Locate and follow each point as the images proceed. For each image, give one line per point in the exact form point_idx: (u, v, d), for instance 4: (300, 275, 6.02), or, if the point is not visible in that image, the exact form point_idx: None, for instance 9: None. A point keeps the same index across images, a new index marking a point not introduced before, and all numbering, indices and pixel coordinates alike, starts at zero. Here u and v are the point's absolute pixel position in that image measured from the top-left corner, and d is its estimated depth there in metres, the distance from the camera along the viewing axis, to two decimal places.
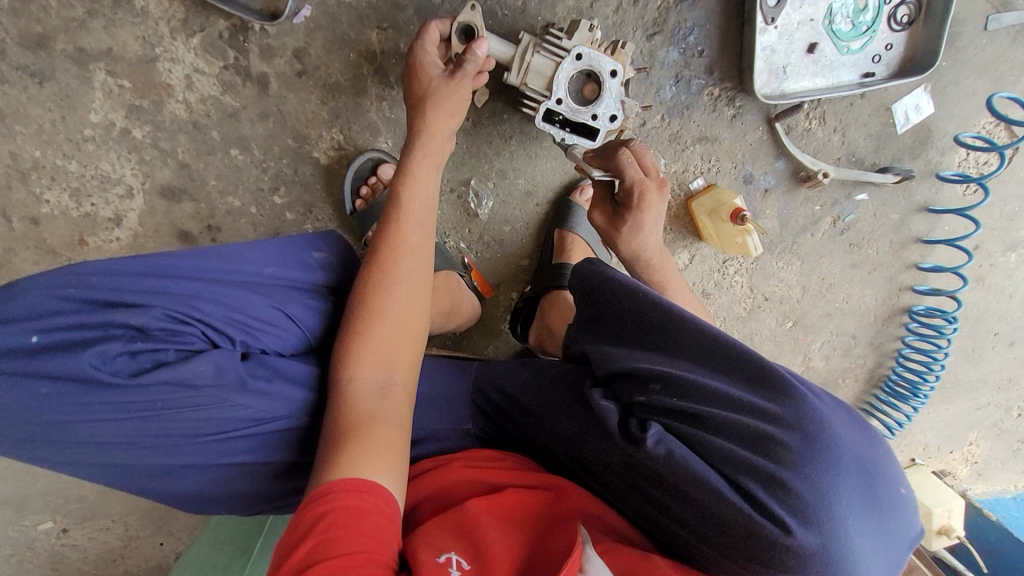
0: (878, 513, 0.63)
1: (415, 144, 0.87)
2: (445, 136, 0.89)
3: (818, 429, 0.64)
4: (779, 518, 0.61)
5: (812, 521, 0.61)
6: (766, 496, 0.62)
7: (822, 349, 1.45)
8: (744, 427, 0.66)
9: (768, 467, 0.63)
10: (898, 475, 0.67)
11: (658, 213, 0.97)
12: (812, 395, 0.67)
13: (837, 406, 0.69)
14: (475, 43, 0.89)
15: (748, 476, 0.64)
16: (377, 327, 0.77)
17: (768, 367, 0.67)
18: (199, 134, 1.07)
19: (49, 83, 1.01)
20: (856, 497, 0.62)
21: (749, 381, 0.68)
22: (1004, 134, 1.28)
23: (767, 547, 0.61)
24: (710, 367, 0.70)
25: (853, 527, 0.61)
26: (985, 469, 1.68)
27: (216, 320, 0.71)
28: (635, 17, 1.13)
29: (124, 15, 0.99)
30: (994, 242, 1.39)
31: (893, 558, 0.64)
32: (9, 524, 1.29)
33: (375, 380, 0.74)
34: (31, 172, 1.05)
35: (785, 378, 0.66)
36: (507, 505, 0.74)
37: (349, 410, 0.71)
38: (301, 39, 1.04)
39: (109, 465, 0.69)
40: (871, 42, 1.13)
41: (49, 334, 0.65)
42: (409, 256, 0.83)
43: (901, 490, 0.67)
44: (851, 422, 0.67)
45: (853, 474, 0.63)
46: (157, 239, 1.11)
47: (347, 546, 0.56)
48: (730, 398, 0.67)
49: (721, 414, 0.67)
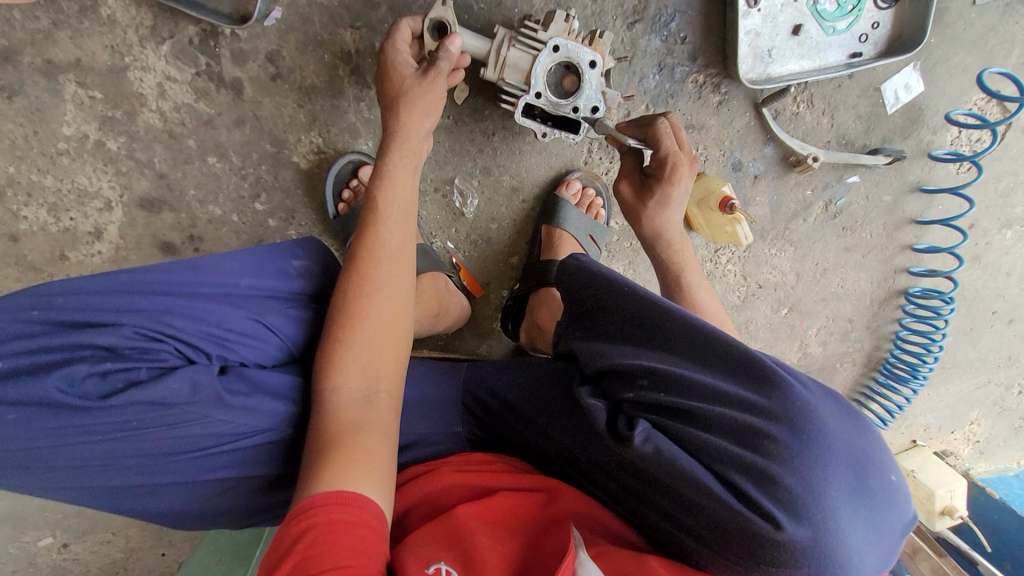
0: (869, 503, 0.62)
1: (390, 146, 0.86)
2: (421, 136, 0.88)
3: (806, 421, 0.62)
4: (769, 514, 0.60)
5: (802, 515, 0.59)
6: (755, 492, 0.61)
7: (818, 335, 1.44)
8: (731, 422, 0.64)
9: (757, 462, 0.62)
10: (888, 461, 0.66)
11: (684, 191, 0.95)
12: (801, 386, 0.65)
13: (826, 394, 0.67)
14: (448, 39, 0.88)
15: (737, 472, 0.62)
16: (360, 334, 0.76)
17: (755, 358, 0.65)
18: (174, 143, 1.05)
19: (18, 98, 0.99)
20: (846, 487, 0.61)
21: (735, 374, 0.66)
22: (996, 109, 1.26)
23: (757, 542, 0.60)
24: (696, 360, 0.68)
25: (844, 519, 0.60)
26: (987, 448, 1.67)
27: (190, 336, 0.70)
28: (614, 5, 1.10)
29: (89, 24, 0.97)
30: (989, 220, 1.37)
31: (886, 546, 0.63)
32: (9, 541, 1.29)
33: (359, 389, 0.73)
34: (6, 190, 1.04)
35: (772, 369, 0.64)
36: (496, 509, 0.73)
37: (332, 420, 0.70)
38: (273, 42, 1.02)
39: (87, 486, 0.69)
40: (857, 21, 1.11)
41: (15, 358, 0.64)
42: (390, 260, 0.82)
43: (893, 477, 0.65)
44: (839, 410, 0.66)
45: (843, 464, 0.61)
46: (139, 252, 1.10)
47: (333, 561, 0.55)
48: (717, 392, 0.65)
49: (708, 408, 0.65)
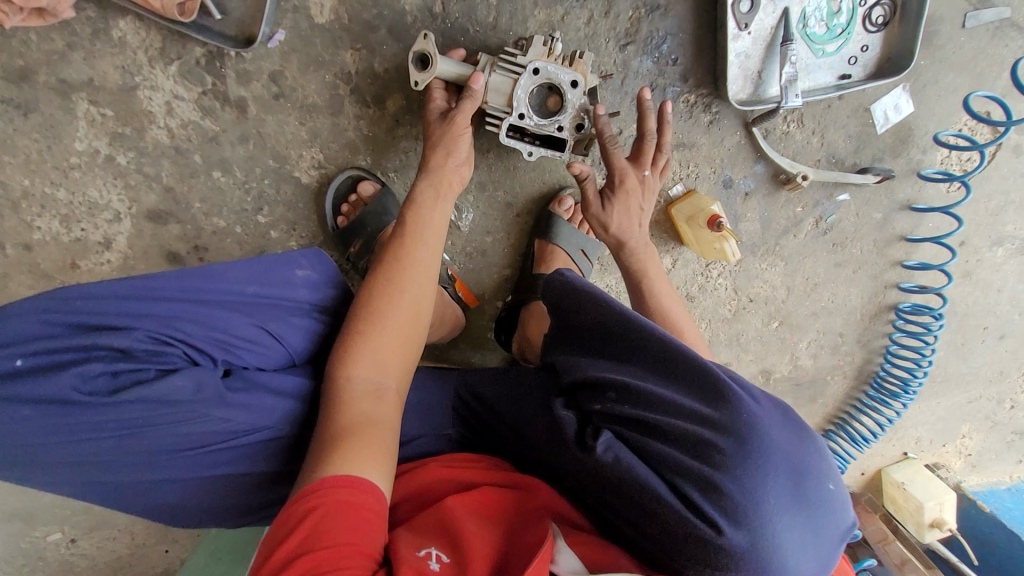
0: (807, 511, 0.63)
1: (426, 173, 0.95)
2: (457, 164, 0.97)
3: (751, 432, 0.64)
4: (711, 519, 0.62)
5: (741, 520, 0.61)
6: (701, 499, 0.63)
7: (809, 348, 1.46)
8: (682, 433, 0.67)
9: (703, 470, 0.64)
10: (828, 471, 0.67)
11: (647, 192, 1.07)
12: (750, 399, 0.67)
13: (773, 407, 0.69)
14: (472, 77, 0.94)
15: (686, 480, 0.65)
16: (378, 332, 0.81)
17: (711, 374, 0.68)
18: (181, 158, 1.09)
19: (34, 115, 1.04)
20: (785, 496, 0.62)
21: (690, 389, 0.68)
22: (986, 130, 1.28)
23: (699, 547, 0.62)
24: (658, 375, 0.71)
25: (783, 526, 0.61)
26: (980, 461, 1.68)
27: (198, 340, 0.74)
28: (607, 28, 1.13)
29: (102, 46, 1.01)
30: (980, 238, 1.39)
31: (825, 556, 0.64)
32: (20, 536, 1.34)
33: (371, 381, 0.77)
34: (21, 201, 1.08)
35: (726, 385, 0.66)
36: (483, 501, 0.76)
37: (347, 407, 0.74)
38: (277, 63, 1.06)
39: (93, 480, 0.73)
40: (846, 44, 1.13)
41: (33, 357, 0.69)
42: (415, 269, 0.87)
43: (832, 486, 0.66)
44: (785, 423, 0.67)
45: (783, 474, 0.63)
46: (146, 261, 1.14)
47: (338, 538, 0.59)
48: (672, 405, 0.68)
49: (662, 421, 0.68)
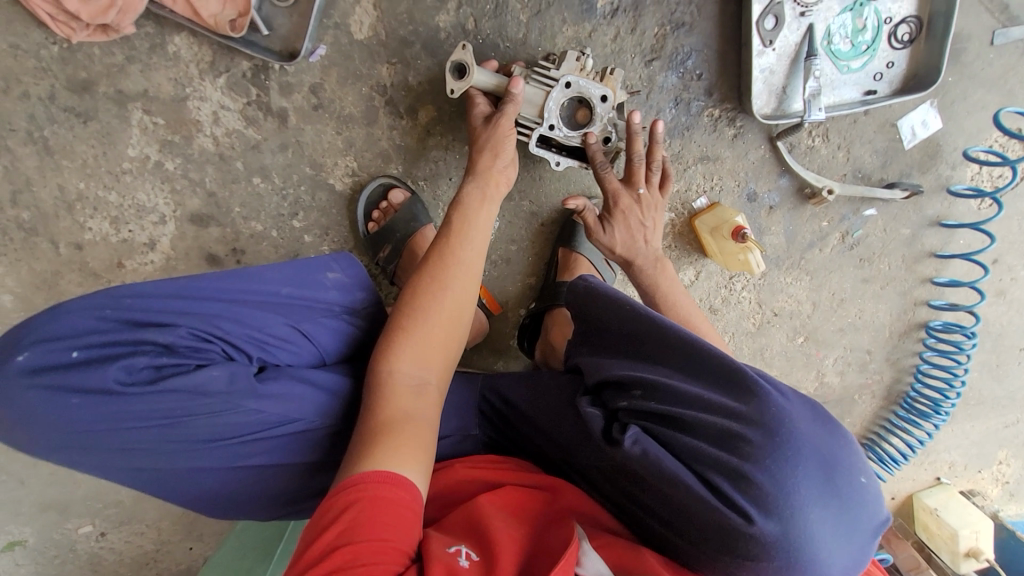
0: (838, 502, 0.63)
1: (473, 176, 0.99)
2: (503, 170, 1.00)
3: (779, 424, 0.65)
4: (741, 508, 0.63)
5: (772, 510, 0.62)
6: (730, 489, 0.64)
7: (836, 365, 1.44)
8: (710, 426, 0.67)
9: (732, 462, 0.64)
10: (859, 465, 0.67)
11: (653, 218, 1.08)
12: (778, 393, 0.67)
13: (802, 402, 0.69)
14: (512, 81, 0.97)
15: (715, 471, 0.65)
16: (421, 330, 0.83)
17: (738, 368, 0.68)
18: (224, 165, 1.15)
19: (92, 123, 1.11)
20: (815, 487, 0.63)
21: (718, 383, 0.69)
22: (1017, 147, 1.26)
23: (728, 535, 0.63)
24: (685, 370, 0.71)
25: (813, 515, 0.62)
26: (1018, 489, 1.61)
27: (235, 338, 0.78)
28: (633, 44, 1.16)
29: (158, 59, 1.09)
30: (1014, 256, 1.36)
31: (857, 548, 0.64)
32: (54, 527, 1.38)
33: (415, 376, 0.80)
34: (75, 203, 1.15)
35: (753, 379, 0.67)
36: (511, 501, 0.77)
37: (391, 403, 0.76)
38: (317, 76, 1.12)
39: (133, 469, 0.77)
40: (871, 60, 1.14)
41: (86, 350, 0.74)
42: (459, 270, 0.90)
43: (863, 479, 0.66)
44: (813, 416, 0.68)
45: (813, 465, 0.64)
46: (187, 262, 1.20)
47: (374, 533, 0.61)
48: (699, 399, 0.69)
49: (690, 414, 0.68)
